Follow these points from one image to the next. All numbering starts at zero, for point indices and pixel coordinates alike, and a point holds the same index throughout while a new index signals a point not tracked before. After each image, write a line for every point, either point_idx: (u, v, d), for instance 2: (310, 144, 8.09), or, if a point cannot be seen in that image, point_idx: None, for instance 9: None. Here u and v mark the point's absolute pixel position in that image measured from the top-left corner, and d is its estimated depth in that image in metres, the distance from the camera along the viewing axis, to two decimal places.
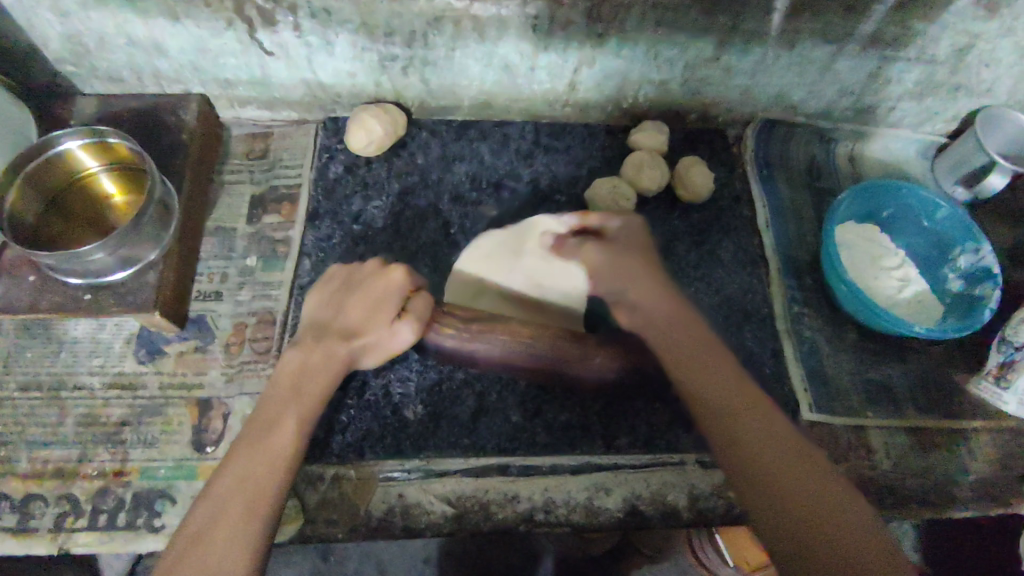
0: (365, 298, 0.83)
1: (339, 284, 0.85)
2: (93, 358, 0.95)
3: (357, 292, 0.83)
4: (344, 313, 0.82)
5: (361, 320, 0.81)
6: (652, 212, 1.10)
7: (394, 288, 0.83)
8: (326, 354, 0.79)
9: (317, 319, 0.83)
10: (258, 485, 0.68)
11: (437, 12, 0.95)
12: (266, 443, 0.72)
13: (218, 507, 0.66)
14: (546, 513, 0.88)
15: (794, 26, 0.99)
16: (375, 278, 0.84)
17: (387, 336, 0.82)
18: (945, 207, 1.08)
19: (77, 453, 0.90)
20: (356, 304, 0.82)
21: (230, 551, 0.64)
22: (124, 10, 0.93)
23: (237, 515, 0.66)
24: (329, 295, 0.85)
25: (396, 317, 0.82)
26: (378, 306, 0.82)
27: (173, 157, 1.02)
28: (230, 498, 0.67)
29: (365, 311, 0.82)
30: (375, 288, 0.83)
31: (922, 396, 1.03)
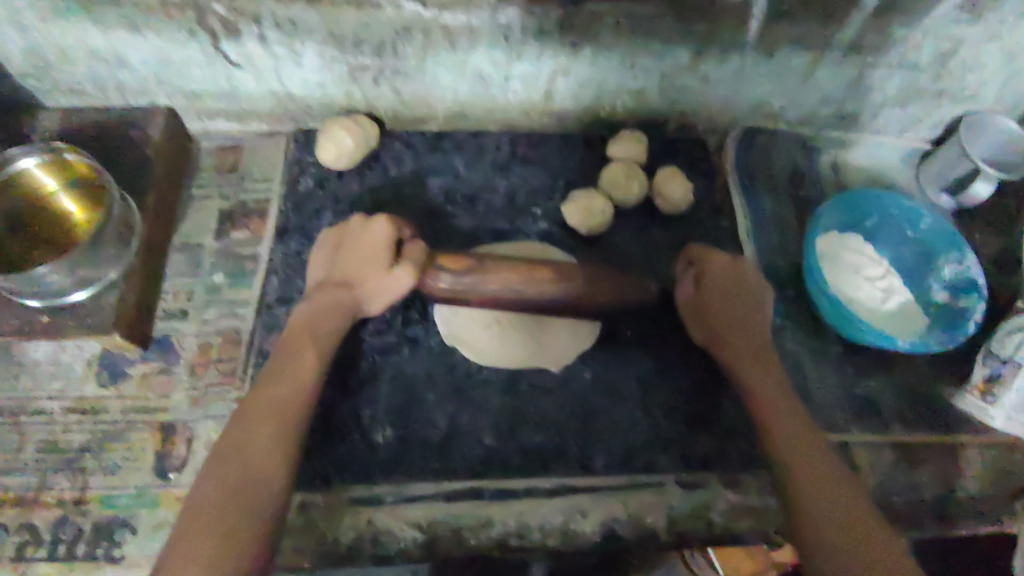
0: (362, 252, 0.89)
1: (333, 242, 0.94)
2: (53, 381, 0.92)
3: (353, 248, 0.90)
4: (345, 267, 0.90)
5: (362, 272, 0.88)
6: (631, 225, 1.07)
7: (385, 241, 0.87)
8: (333, 301, 0.88)
9: (326, 274, 0.92)
10: (275, 426, 0.77)
11: (405, 22, 0.92)
12: (278, 391, 0.80)
13: (235, 448, 0.74)
14: (520, 538, 0.85)
15: (772, 34, 0.97)
16: (363, 232, 0.90)
17: (383, 282, 0.88)
18: (927, 218, 1.06)
19: (37, 480, 0.87)
20: (352, 258, 0.89)
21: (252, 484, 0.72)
22: (82, 21, 0.90)
23: (257, 451, 0.74)
24: (331, 256, 0.92)
25: (388, 261, 0.87)
26: (372, 256, 0.87)
27: (137, 172, 0.99)
28: (244, 437, 0.75)
29: (364, 262, 0.88)
30: (364, 244, 0.89)
31: (907, 411, 1.00)
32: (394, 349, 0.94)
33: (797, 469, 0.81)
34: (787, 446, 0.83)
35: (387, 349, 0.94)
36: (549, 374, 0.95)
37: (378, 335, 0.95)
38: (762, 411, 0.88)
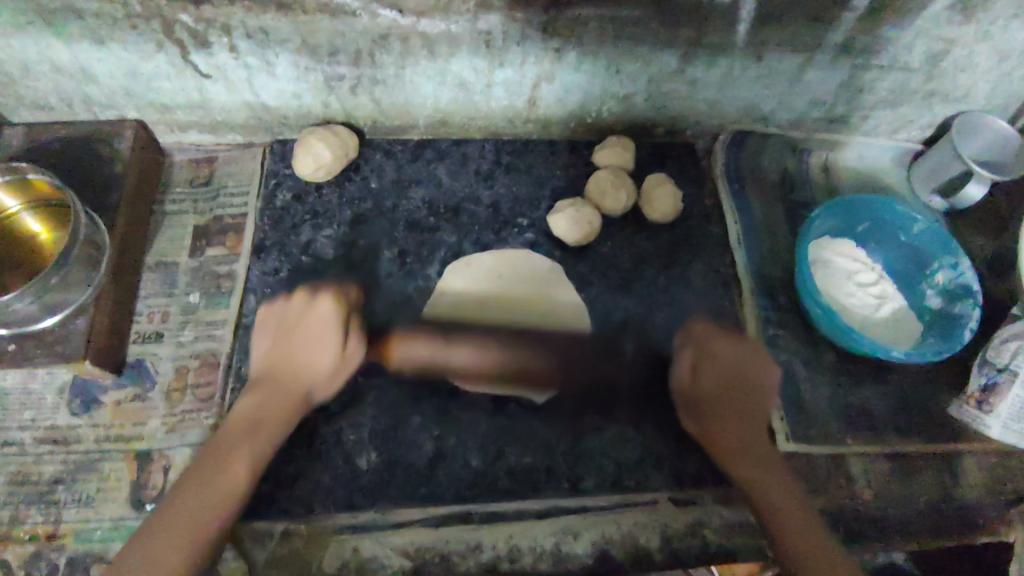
0: (307, 335, 0.84)
1: (277, 324, 0.86)
2: (23, 410, 0.89)
3: (301, 336, 0.84)
4: (292, 356, 0.83)
5: (309, 357, 0.83)
6: (619, 234, 1.05)
7: (331, 319, 0.84)
8: (274, 396, 0.82)
9: (271, 368, 0.84)
10: (238, 453, 0.77)
11: (382, 30, 0.89)
12: (256, 415, 0.80)
13: (200, 471, 0.75)
14: (510, 562, 0.84)
15: (761, 38, 0.95)
16: (309, 312, 0.84)
17: (341, 365, 0.85)
18: (920, 222, 1.04)
19: (9, 515, 0.84)
20: (299, 348, 0.84)
21: (208, 508, 0.72)
22: (43, 34, 0.86)
23: (218, 475, 0.74)
24: (274, 341, 0.85)
25: (339, 347, 0.84)
26: (319, 339, 0.83)
27: (106, 189, 0.95)
28: (212, 463, 0.75)
29: (307, 351, 0.83)
30: (313, 323, 0.84)
31: (902, 420, 0.99)
32: (377, 369, 0.92)
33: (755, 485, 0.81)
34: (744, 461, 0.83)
35: (369, 369, 0.91)
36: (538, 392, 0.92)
37: (360, 355, 0.92)
38: (729, 452, 0.84)
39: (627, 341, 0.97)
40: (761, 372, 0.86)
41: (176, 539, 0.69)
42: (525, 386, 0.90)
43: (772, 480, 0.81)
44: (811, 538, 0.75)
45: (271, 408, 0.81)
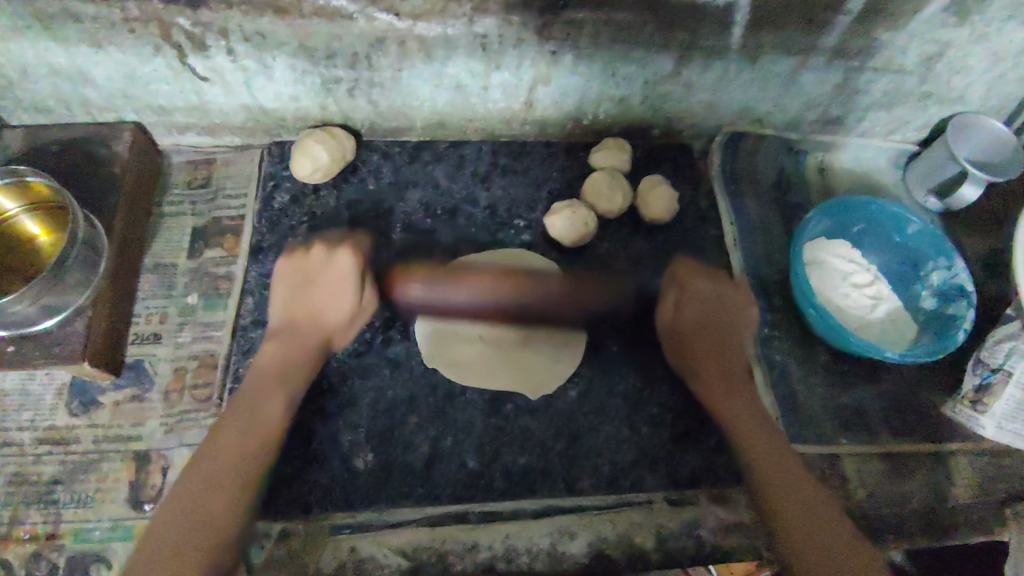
0: (326, 287, 0.87)
1: (296, 275, 0.88)
2: (22, 411, 0.89)
3: (322, 285, 0.87)
4: (308, 290, 0.88)
5: (326, 299, 0.87)
6: (615, 235, 1.05)
7: (353, 262, 0.87)
8: (300, 338, 0.86)
9: (291, 320, 0.87)
10: (241, 458, 0.76)
11: (379, 33, 0.89)
12: (253, 416, 0.79)
13: (199, 473, 0.74)
14: (507, 562, 0.84)
15: (756, 41, 0.95)
16: (327, 265, 0.88)
17: (359, 305, 0.89)
18: (915, 223, 1.04)
19: (8, 515, 0.84)
20: (318, 288, 0.87)
21: (226, 512, 0.72)
22: (42, 38, 0.87)
23: (216, 479, 0.74)
24: (290, 293, 0.88)
25: (360, 287, 0.88)
26: (342, 275, 0.87)
27: (104, 192, 0.95)
28: (216, 467, 0.74)
29: (330, 289, 0.87)
30: (331, 277, 0.87)
31: (896, 420, 0.99)
32: (374, 370, 0.92)
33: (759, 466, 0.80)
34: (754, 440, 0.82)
35: (366, 370, 0.92)
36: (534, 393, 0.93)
37: (357, 356, 0.93)
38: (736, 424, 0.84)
39: (622, 343, 0.98)
40: (740, 306, 0.93)
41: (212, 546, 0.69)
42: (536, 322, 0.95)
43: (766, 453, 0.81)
44: (806, 526, 0.73)
45: (264, 412, 0.80)
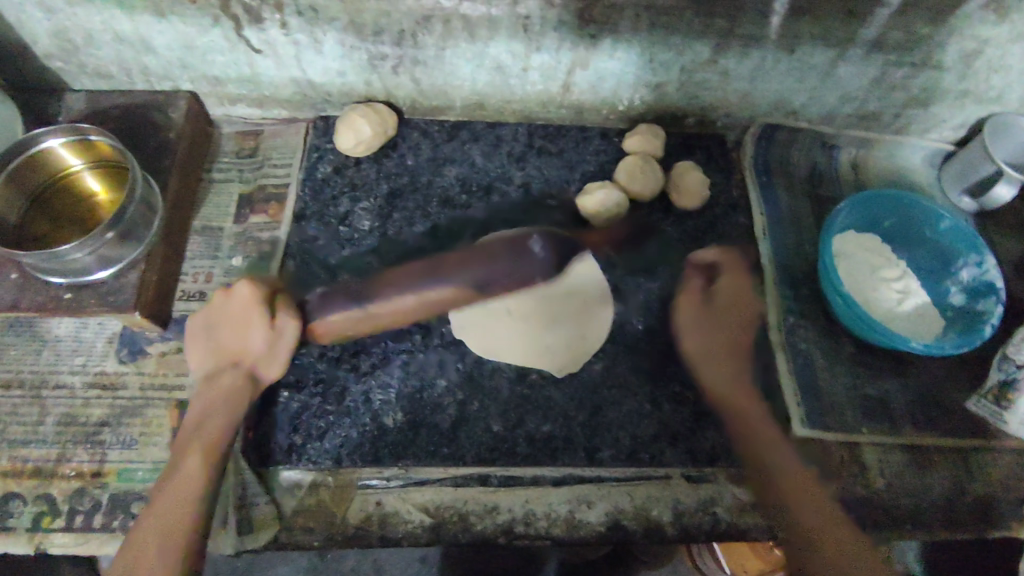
0: (222, 323, 0.88)
1: (206, 323, 0.88)
2: (74, 356, 0.94)
3: (241, 324, 0.87)
4: (224, 341, 0.87)
5: (244, 343, 0.86)
6: (646, 218, 1.08)
7: (250, 299, 0.88)
8: (228, 376, 0.85)
9: (213, 376, 0.85)
10: (174, 524, 0.73)
11: (425, 11, 0.93)
12: (172, 483, 0.76)
13: (140, 548, 0.71)
14: (526, 525, 0.87)
15: (794, 30, 0.97)
16: (228, 304, 0.88)
17: (275, 342, 0.87)
18: (947, 218, 1.04)
19: (56, 453, 0.89)
20: (233, 335, 0.87)
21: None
22: (109, 6, 0.92)
23: (154, 553, 0.71)
24: (207, 339, 0.88)
25: (262, 317, 0.87)
26: (248, 316, 0.87)
27: (158, 155, 1.00)
28: (151, 541, 0.72)
29: (240, 324, 0.87)
30: (234, 310, 0.88)
31: (919, 413, 1.00)
32: (406, 336, 0.95)
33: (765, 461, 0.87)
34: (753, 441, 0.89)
35: (399, 335, 0.95)
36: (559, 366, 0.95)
37: None
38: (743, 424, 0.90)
39: (647, 322, 1.00)
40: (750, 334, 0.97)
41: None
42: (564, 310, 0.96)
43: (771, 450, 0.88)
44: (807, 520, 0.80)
45: (185, 474, 0.77)
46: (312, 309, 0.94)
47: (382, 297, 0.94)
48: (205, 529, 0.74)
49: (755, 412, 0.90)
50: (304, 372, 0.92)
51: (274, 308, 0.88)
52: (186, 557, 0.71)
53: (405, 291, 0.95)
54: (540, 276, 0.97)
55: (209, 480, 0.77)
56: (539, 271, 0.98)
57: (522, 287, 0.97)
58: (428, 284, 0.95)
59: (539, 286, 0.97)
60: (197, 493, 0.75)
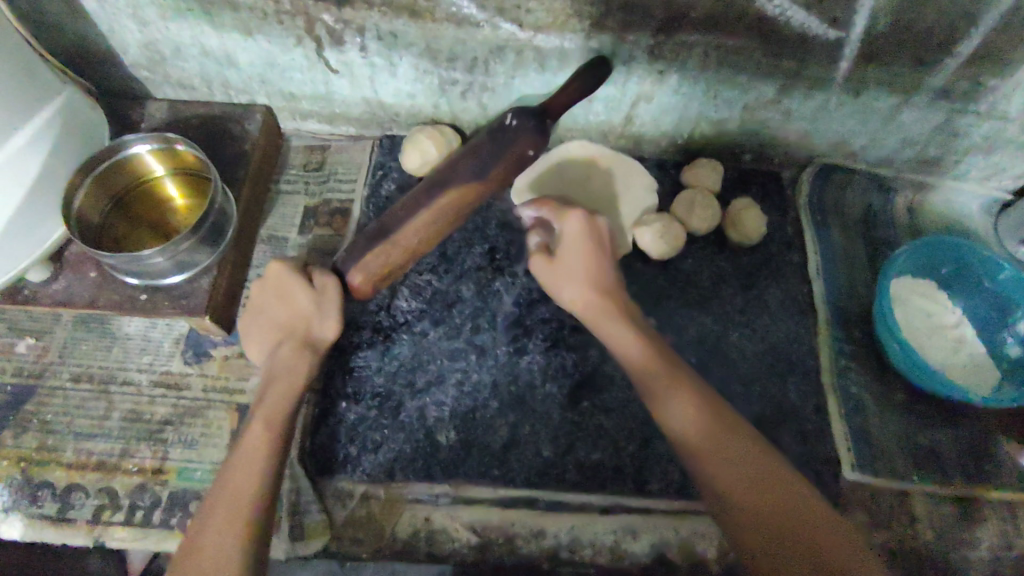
0: (263, 298, 0.90)
1: (254, 310, 0.90)
2: (142, 355, 0.98)
3: (284, 296, 0.89)
4: (271, 315, 0.89)
5: (291, 309, 0.88)
6: (700, 252, 1.09)
7: (281, 272, 0.88)
8: (284, 343, 0.87)
9: (271, 350, 0.88)
10: (242, 490, 0.74)
11: (500, 41, 0.96)
12: (238, 465, 0.76)
13: (208, 513, 0.72)
14: (571, 552, 0.88)
15: (861, 75, 0.98)
16: (272, 280, 0.89)
17: (321, 298, 0.88)
18: (1006, 269, 1.03)
19: (120, 448, 0.92)
20: (279, 307, 0.89)
21: (237, 537, 0.70)
22: (200, 22, 0.96)
23: (223, 516, 0.71)
24: (261, 324, 0.90)
25: (302, 283, 0.88)
26: (285, 283, 0.88)
27: (233, 165, 1.04)
28: (220, 507, 0.73)
29: (281, 296, 0.89)
30: (273, 284, 0.89)
31: (971, 465, 0.98)
32: (461, 354, 0.97)
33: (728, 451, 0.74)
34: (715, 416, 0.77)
35: (455, 354, 0.97)
36: (609, 395, 0.96)
37: (447, 339, 0.98)
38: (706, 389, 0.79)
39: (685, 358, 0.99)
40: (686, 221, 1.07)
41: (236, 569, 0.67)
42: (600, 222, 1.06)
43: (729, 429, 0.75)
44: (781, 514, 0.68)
45: (253, 455, 0.77)
46: (343, 263, 0.89)
47: (401, 222, 0.89)
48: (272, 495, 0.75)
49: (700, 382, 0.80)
50: (362, 384, 0.94)
51: (311, 274, 0.89)
52: (257, 519, 0.72)
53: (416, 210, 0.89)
54: (527, 144, 0.88)
55: (272, 449, 0.78)
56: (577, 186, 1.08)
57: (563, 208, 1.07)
58: (438, 193, 0.89)
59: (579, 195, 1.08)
60: (263, 463, 0.76)
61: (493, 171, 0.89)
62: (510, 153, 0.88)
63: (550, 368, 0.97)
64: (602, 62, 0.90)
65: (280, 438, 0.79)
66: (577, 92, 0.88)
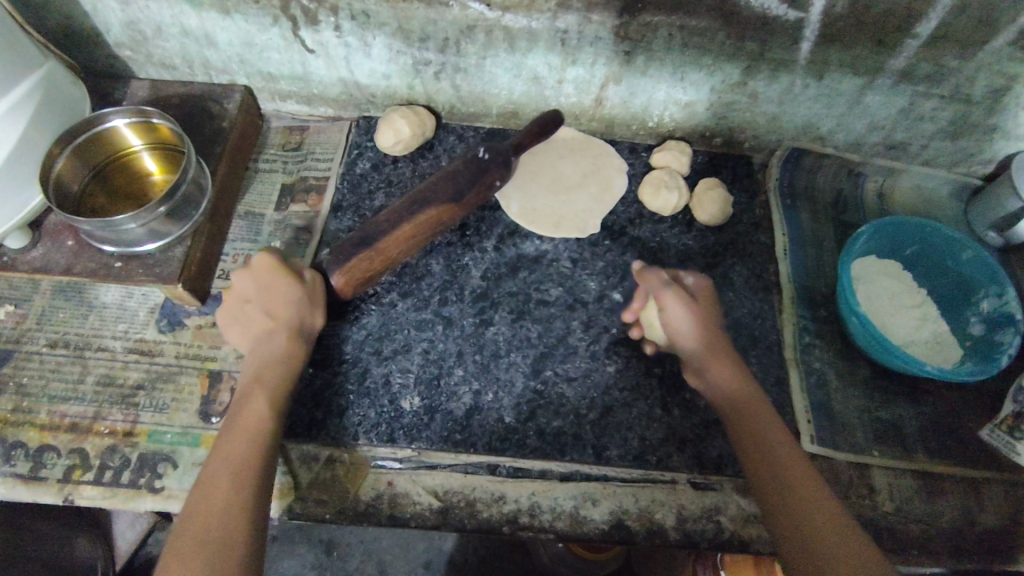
0: (244, 289, 0.88)
1: (236, 300, 0.89)
2: (118, 322, 1.00)
3: (275, 289, 0.88)
4: (258, 305, 0.88)
5: (280, 300, 0.88)
6: (668, 231, 1.11)
7: (272, 265, 0.88)
8: (271, 331, 0.87)
9: (257, 339, 0.87)
10: (244, 461, 0.75)
11: (469, 21, 0.98)
12: (240, 437, 0.77)
13: (209, 480, 0.73)
14: (530, 517, 0.90)
15: (824, 56, 1.00)
16: (264, 272, 0.88)
17: (312, 293, 0.90)
18: (969, 248, 1.03)
19: (93, 410, 0.94)
20: (269, 296, 0.88)
21: (243, 505, 0.71)
22: (179, 1, 0.99)
23: (229, 484, 0.72)
24: (245, 315, 0.88)
25: (293, 274, 0.89)
26: (275, 274, 0.88)
27: (211, 141, 1.06)
28: (224, 473, 0.73)
29: (272, 286, 0.88)
30: (262, 274, 0.88)
31: (931, 440, 0.99)
32: (428, 325, 0.99)
33: (768, 471, 0.77)
34: (756, 430, 0.81)
35: (421, 324, 0.99)
36: (573, 365, 0.97)
37: (415, 310, 1.00)
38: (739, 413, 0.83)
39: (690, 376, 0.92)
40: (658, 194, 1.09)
41: (243, 538, 0.68)
42: (570, 202, 1.10)
43: (768, 442, 0.79)
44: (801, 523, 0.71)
45: (254, 425, 0.79)
46: (329, 264, 0.91)
47: (386, 232, 0.91)
48: (270, 464, 0.77)
49: (753, 403, 0.83)
50: (329, 351, 0.96)
51: (298, 269, 0.91)
52: (259, 487, 0.74)
53: (400, 223, 0.92)
54: (496, 177, 0.98)
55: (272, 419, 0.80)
56: (554, 169, 1.12)
57: (538, 189, 1.11)
58: (418, 212, 0.93)
59: (553, 176, 1.11)
60: (264, 433, 0.78)
61: (467, 195, 0.96)
62: (485, 182, 0.97)
63: (514, 338, 0.99)
64: (556, 114, 1.02)
65: (276, 412, 0.81)
66: (536, 137, 0.99)
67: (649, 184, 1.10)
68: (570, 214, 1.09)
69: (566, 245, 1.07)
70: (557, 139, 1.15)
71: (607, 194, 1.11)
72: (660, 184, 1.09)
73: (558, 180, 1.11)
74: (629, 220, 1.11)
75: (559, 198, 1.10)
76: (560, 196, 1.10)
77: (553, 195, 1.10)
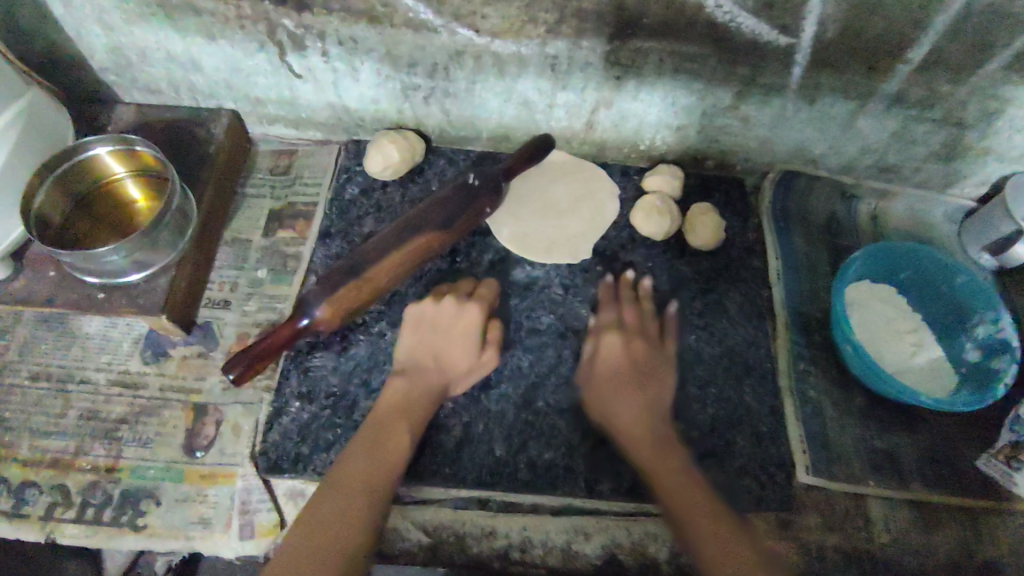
0: (452, 335, 0.89)
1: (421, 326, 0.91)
2: (101, 354, 0.98)
3: (440, 332, 0.90)
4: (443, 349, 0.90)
5: (462, 354, 0.89)
6: (660, 257, 1.10)
7: (456, 312, 0.91)
8: (420, 373, 0.89)
9: (408, 374, 0.89)
10: (366, 491, 0.76)
11: (458, 47, 0.97)
12: (370, 463, 0.79)
13: (328, 495, 0.75)
14: (521, 552, 0.90)
15: (815, 81, 0.99)
16: (459, 319, 0.90)
17: (477, 363, 0.90)
18: (963, 274, 1.02)
19: (75, 445, 0.92)
20: (444, 342, 0.90)
21: (355, 535, 0.72)
22: (164, 27, 0.98)
23: (350, 510, 0.74)
24: (416, 339, 0.91)
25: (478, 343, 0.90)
26: (445, 319, 0.90)
27: (197, 167, 1.05)
28: (350, 492, 0.75)
29: (465, 356, 0.89)
30: (454, 330, 0.90)
31: (928, 470, 0.97)
32: None
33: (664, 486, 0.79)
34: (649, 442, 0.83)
35: None
36: (565, 395, 0.96)
37: None
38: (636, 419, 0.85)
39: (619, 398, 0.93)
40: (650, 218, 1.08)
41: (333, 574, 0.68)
42: (562, 226, 1.09)
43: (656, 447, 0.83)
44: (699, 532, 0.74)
45: (387, 454, 0.80)
46: (312, 294, 0.87)
47: (375, 259, 0.90)
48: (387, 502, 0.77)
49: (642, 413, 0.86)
50: (316, 383, 0.95)
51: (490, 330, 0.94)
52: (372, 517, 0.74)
53: (389, 250, 0.91)
54: (486, 204, 0.99)
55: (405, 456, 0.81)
56: (545, 193, 1.11)
57: (529, 212, 1.09)
58: (409, 239, 0.92)
59: (544, 199, 1.10)
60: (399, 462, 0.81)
61: (458, 221, 0.96)
62: (475, 208, 0.97)
63: (505, 369, 0.97)
64: (546, 138, 1.05)
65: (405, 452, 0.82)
66: (524, 160, 1.02)
67: (642, 207, 1.09)
68: (562, 238, 1.08)
69: (558, 271, 1.06)
70: (548, 162, 1.14)
71: (600, 218, 1.10)
72: (652, 209, 1.08)
73: (549, 203, 1.10)
74: (621, 246, 1.10)
75: (550, 223, 1.08)
76: (551, 220, 1.09)
77: (544, 219, 1.09)
